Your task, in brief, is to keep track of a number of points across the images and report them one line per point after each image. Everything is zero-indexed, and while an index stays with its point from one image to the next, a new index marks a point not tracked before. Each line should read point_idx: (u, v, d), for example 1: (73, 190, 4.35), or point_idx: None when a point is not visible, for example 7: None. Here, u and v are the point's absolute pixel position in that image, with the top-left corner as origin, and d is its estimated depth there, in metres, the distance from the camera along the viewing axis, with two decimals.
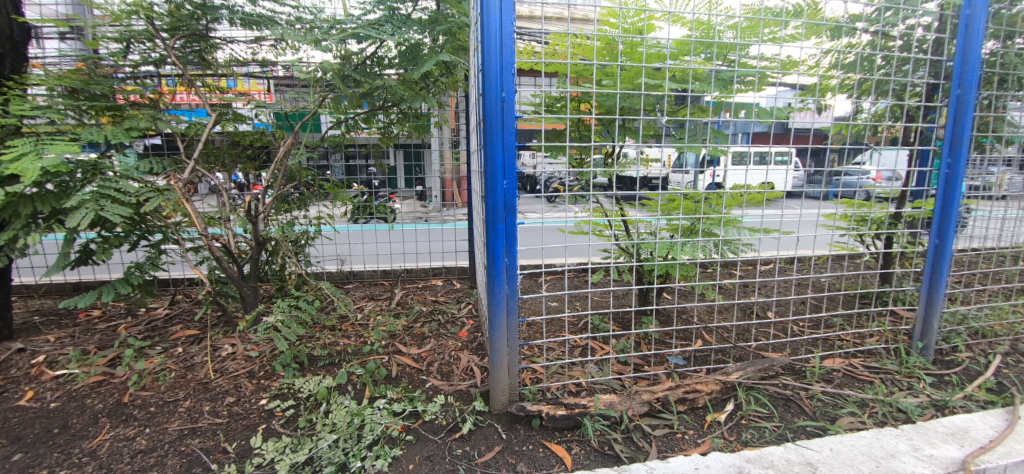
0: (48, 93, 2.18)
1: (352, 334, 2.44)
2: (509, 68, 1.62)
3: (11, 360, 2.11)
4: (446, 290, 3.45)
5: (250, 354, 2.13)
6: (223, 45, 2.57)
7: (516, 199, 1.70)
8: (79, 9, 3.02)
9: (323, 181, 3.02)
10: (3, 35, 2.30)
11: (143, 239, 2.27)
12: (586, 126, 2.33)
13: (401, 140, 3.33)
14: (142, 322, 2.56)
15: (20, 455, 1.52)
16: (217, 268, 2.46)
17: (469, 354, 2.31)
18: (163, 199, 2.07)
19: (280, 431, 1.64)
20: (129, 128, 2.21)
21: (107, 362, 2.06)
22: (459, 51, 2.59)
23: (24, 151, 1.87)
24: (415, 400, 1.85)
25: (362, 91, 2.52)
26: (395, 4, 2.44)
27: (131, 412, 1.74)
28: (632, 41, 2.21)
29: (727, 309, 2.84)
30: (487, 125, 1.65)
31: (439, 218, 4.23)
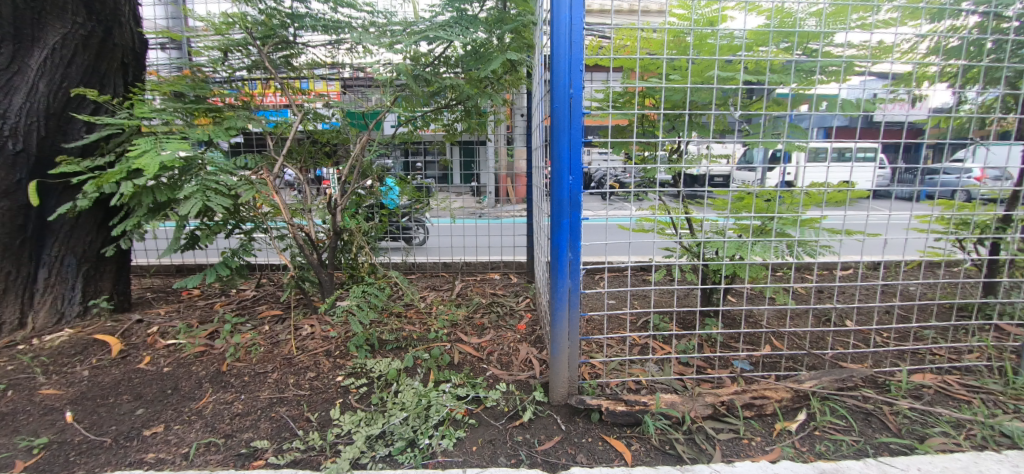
0: (162, 97, 2.47)
1: (416, 321, 2.57)
2: (577, 65, 1.64)
3: (132, 329, 2.43)
4: (503, 284, 3.52)
5: (327, 335, 2.30)
6: (305, 49, 2.78)
7: (581, 195, 1.72)
8: (180, 21, 3.40)
9: (390, 176, 3.18)
10: (129, 49, 2.60)
11: (237, 227, 2.52)
12: (651, 122, 2.29)
13: (463, 137, 3.43)
14: (234, 301, 2.84)
15: (142, 410, 1.76)
16: (298, 255, 2.68)
17: (528, 347, 2.36)
18: (256, 192, 2.28)
19: (355, 406, 1.78)
20: (227, 128, 2.47)
21: (207, 335, 2.32)
22: (523, 49, 2.63)
23: (146, 148, 2.11)
24: (477, 387, 1.93)
25: (430, 91, 2.63)
26: (463, 5, 2.52)
27: (228, 380, 1.95)
28: (701, 34, 2.13)
29: (800, 315, 2.69)
30: (554, 122, 1.68)
31: (494, 213, 4.31)
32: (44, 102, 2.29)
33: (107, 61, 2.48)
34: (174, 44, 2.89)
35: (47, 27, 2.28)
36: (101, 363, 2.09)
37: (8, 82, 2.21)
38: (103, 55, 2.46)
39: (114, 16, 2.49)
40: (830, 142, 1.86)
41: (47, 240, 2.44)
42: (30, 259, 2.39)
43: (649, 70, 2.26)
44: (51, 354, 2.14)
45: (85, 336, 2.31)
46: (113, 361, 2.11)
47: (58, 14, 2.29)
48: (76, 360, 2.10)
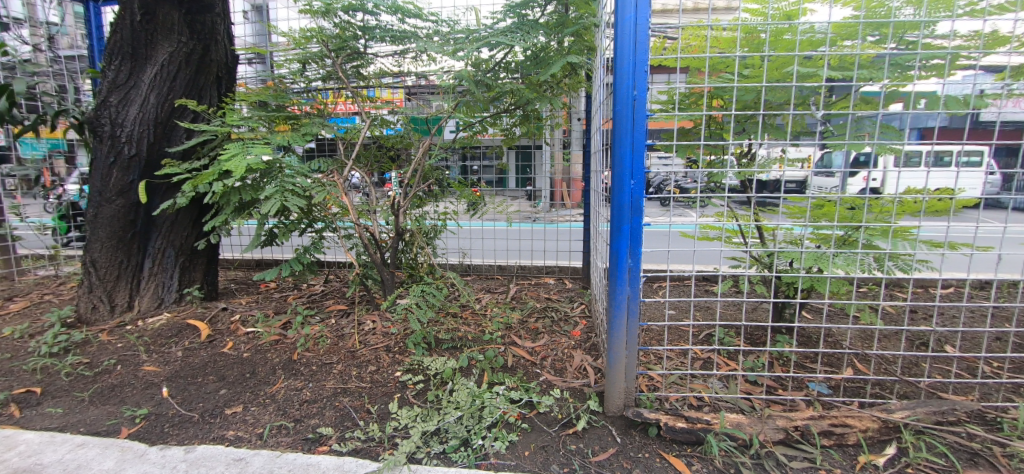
0: (249, 106, 2.70)
1: (472, 322, 2.61)
2: (642, 66, 1.59)
3: (218, 316, 2.67)
4: (558, 289, 3.49)
5: (388, 331, 2.40)
6: (374, 59, 2.93)
7: (643, 200, 1.66)
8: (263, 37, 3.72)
9: (450, 179, 3.25)
10: (224, 64, 2.86)
11: (310, 226, 2.69)
12: (720, 124, 2.17)
13: (521, 141, 3.45)
14: (305, 295, 3.04)
15: (225, 391, 1.92)
16: (363, 254, 2.81)
17: (582, 354, 2.31)
18: (327, 193, 2.43)
19: (412, 402, 1.83)
20: (304, 134, 2.66)
21: (281, 325, 2.50)
22: (584, 52, 2.60)
23: (234, 151, 2.31)
24: (530, 391, 1.91)
25: (490, 95, 2.68)
26: (524, 11, 2.54)
27: (298, 368, 2.09)
28: (777, 29, 1.99)
29: (889, 337, 2.42)
30: (615, 125, 1.64)
31: (548, 218, 4.28)
32: (153, 112, 2.58)
33: (205, 74, 2.74)
34: (260, 58, 3.16)
35: (157, 45, 2.57)
36: (192, 345, 2.32)
37: (128, 96, 2.55)
38: (202, 69, 2.72)
39: (212, 34, 2.74)
40: (928, 144, 1.66)
41: (152, 233, 2.75)
42: (139, 250, 2.71)
43: (718, 70, 2.14)
44: (152, 335, 2.41)
45: (180, 321, 2.57)
46: (201, 344, 2.33)
47: (166, 34, 2.57)
48: (172, 342, 2.34)
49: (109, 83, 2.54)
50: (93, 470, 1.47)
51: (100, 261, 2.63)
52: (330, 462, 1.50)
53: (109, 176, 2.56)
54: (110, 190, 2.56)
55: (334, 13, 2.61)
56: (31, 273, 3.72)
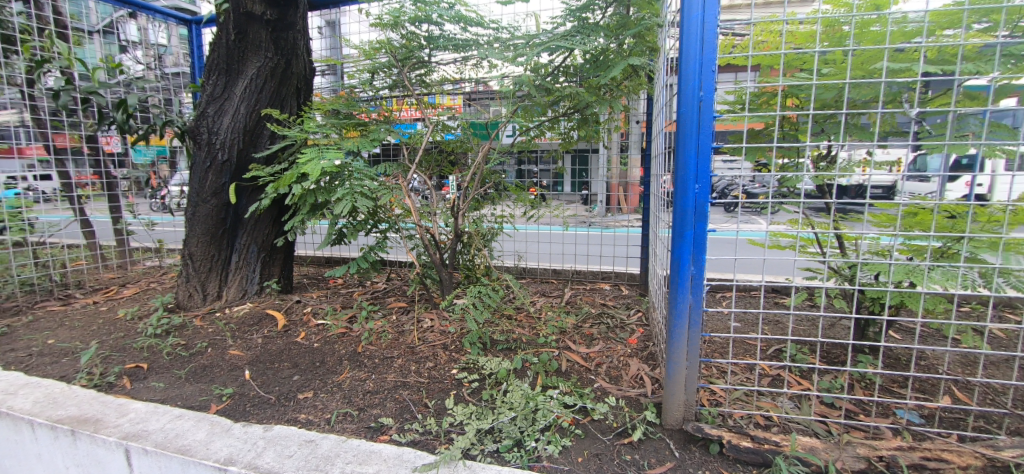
0: (324, 114, 2.90)
1: (526, 325, 2.63)
2: (709, 66, 1.52)
3: (292, 308, 2.88)
4: (614, 295, 3.42)
5: (445, 330, 2.47)
6: (437, 67, 3.04)
7: (709, 205, 1.59)
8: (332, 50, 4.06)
9: (507, 183, 3.28)
10: (303, 76, 3.10)
11: (375, 227, 2.83)
12: (795, 124, 2.04)
13: (579, 145, 3.42)
14: (369, 291, 3.21)
15: (298, 377, 2.07)
16: (423, 254, 2.91)
17: (639, 363, 2.25)
18: (392, 195, 2.57)
19: (467, 399, 1.87)
20: (372, 139, 2.81)
21: (348, 319, 2.66)
22: (645, 53, 2.55)
23: (310, 155, 2.49)
24: (584, 397, 1.89)
25: (549, 100, 2.68)
26: (585, 14, 2.53)
27: (362, 360, 2.20)
28: (863, 20, 1.83)
29: (997, 365, 2.13)
30: (680, 127, 1.58)
31: (603, 223, 4.21)
32: (243, 121, 2.84)
33: (286, 86, 2.99)
34: (333, 70, 3.39)
35: (247, 60, 2.82)
36: (270, 333, 2.52)
37: (222, 107, 2.82)
38: (284, 82, 2.96)
39: (293, 49, 2.98)
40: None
41: (239, 230, 3.02)
42: (228, 245, 3.00)
43: (794, 66, 2.00)
44: (237, 322, 2.65)
45: (260, 311, 2.81)
46: (278, 333, 2.53)
47: (255, 50, 2.81)
48: (253, 329, 2.56)
49: (206, 96, 2.83)
50: (187, 440, 1.51)
51: (196, 254, 2.93)
52: (391, 450, 1.49)
53: (204, 178, 2.84)
54: (205, 191, 2.85)
55: (402, 25, 2.74)
56: (140, 263, 4.22)
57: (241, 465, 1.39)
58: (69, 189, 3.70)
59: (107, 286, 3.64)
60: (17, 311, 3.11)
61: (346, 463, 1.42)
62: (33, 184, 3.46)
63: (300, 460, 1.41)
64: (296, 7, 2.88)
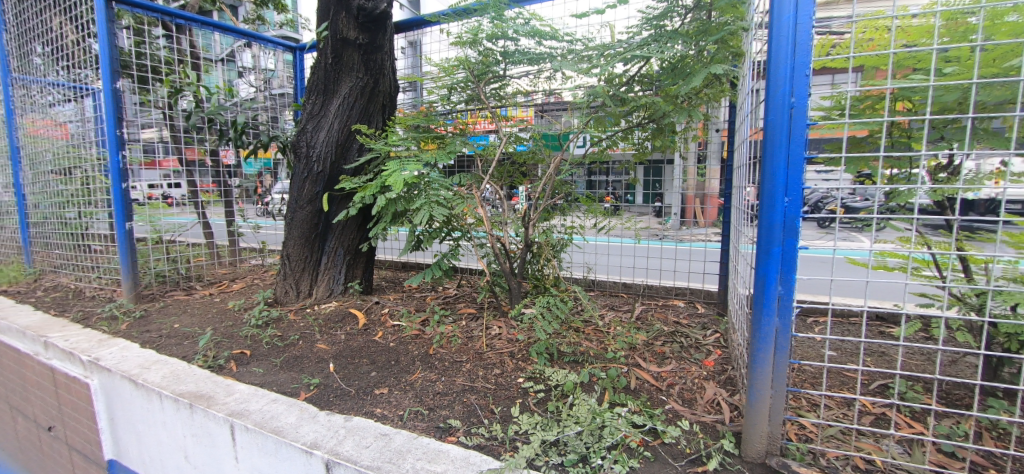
0: (405, 129, 3.10)
1: (594, 338, 2.58)
2: (803, 69, 1.41)
3: (372, 308, 3.08)
4: (689, 313, 3.25)
5: (512, 338, 2.50)
6: (512, 81, 3.12)
7: (800, 220, 1.46)
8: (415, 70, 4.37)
9: (578, 194, 3.26)
10: (388, 93, 3.33)
11: (448, 235, 2.92)
12: (905, 130, 1.83)
13: (654, 156, 3.31)
14: (441, 296, 3.35)
15: (375, 373, 2.20)
16: (493, 263, 2.97)
17: (715, 387, 2.12)
18: (465, 205, 2.66)
19: (533, 409, 1.87)
20: (449, 151, 2.94)
21: (421, 321, 2.79)
22: (730, 59, 2.42)
23: (393, 167, 2.66)
24: (655, 418, 1.81)
25: (623, 110, 2.63)
26: (663, 21, 2.47)
27: (434, 362, 2.30)
28: (995, 11, 1.59)
29: None
30: (768, 136, 1.48)
31: (677, 237, 4.03)
32: (336, 136, 3.11)
33: (373, 104, 3.23)
34: (414, 87, 3.65)
35: (341, 81, 3.09)
36: (351, 331, 2.71)
37: (319, 124, 3.11)
38: (371, 100, 3.21)
39: (381, 69, 3.22)
40: None
41: (329, 234, 3.30)
42: (319, 247, 3.28)
43: (905, 66, 1.79)
44: (324, 319, 2.88)
45: (344, 309, 3.03)
46: (359, 331, 2.71)
47: (348, 71, 3.08)
48: (338, 326, 2.77)
49: (307, 114, 3.14)
50: (280, 422, 1.66)
51: (292, 255, 3.24)
52: (458, 452, 1.51)
53: (302, 188, 3.14)
54: (302, 198, 3.15)
55: (480, 42, 2.82)
56: (247, 262, 4.76)
57: (324, 450, 1.48)
58: (193, 195, 4.38)
59: (221, 281, 4.15)
60: (152, 298, 3.64)
61: (416, 460, 1.45)
62: (165, 190, 4.05)
63: (375, 451, 1.48)
64: (385, 31, 3.12)
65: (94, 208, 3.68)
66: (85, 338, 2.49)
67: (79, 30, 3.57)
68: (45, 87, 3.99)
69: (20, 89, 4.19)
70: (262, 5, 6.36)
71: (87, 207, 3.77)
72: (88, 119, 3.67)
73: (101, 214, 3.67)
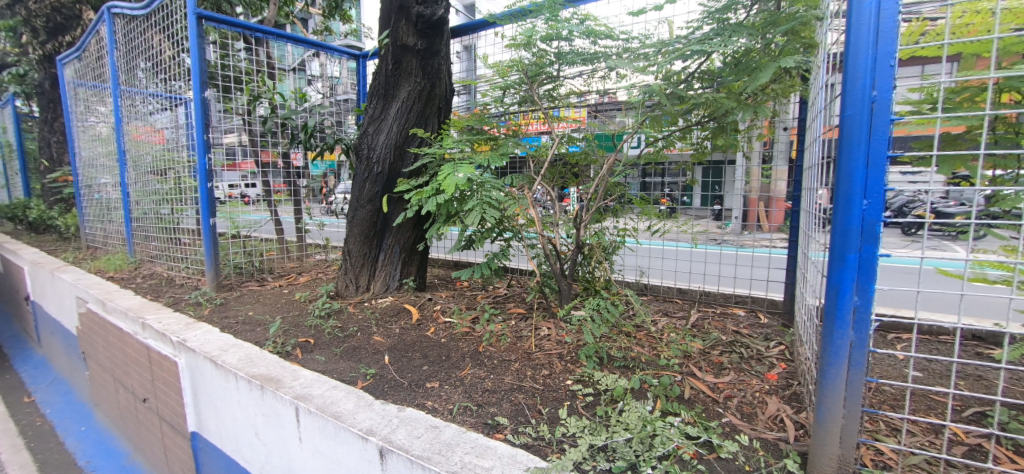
0: (460, 131, 3.17)
1: (646, 344, 2.51)
2: (887, 60, 1.29)
3: (425, 304, 3.18)
4: (750, 322, 3.07)
5: (561, 340, 2.48)
6: (566, 81, 3.11)
7: (881, 224, 1.34)
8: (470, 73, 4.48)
9: (631, 195, 3.18)
10: (444, 97, 3.43)
11: (500, 235, 2.95)
12: (1012, 125, 1.64)
13: (713, 157, 3.17)
14: (491, 295, 3.39)
15: (427, 367, 2.27)
16: (543, 264, 2.97)
17: (778, 402, 1.99)
18: (517, 206, 2.66)
19: (581, 412, 1.85)
20: (502, 153, 2.97)
21: (471, 319, 2.84)
22: (801, 51, 2.26)
23: (448, 168, 2.72)
24: (710, 431, 1.72)
25: (682, 108, 2.53)
26: (726, 14, 2.36)
27: (483, 359, 2.33)
28: None
29: None
30: (844, 132, 1.37)
31: (738, 242, 3.83)
32: (394, 138, 3.24)
33: (430, 107, 3.34)
34: (469, 90, 3.74)
35: (401, 85, 3.22)
36: (405, 325, 2.81)
37: (379, 126, 3.25)
38: (428, 103, 3.32)
39: (438, 74, 3.31)
40: None
41: (387, 232, 3.44)
42: (377, 245, 3.43)
43: (1014, 53, 1.60)
44: (380, 313, 3.02)
45: (399, 305, 3.16)
46: (413, 326, 2.81)
47: (407, 76, 3.20)
48: (393, 320, 2.89)
49: (369, 118, 3.30)
50: (339, 408, 1.75)
51: (352, 251, 3.41)
52: (505, 449, 1.52)
53: (363, 188, 3.31)
54: (363, 198, 3.32)
55: (534, 43, 2.83)
56: (312, 257, 5.08)
57: (379, 437, 1.55)
58: (267, 194, 4.57)
59: (289, 274, 4.46)
60: (231, 287, 3.99)
61: (465, 453, 1.47)
62: (243, 190, 4.32)
63: (426, 443, 1.52)
64: (442, 37, 3.20)
65: (184, 205, 4.08)
66: (176, 321, 2.77)
67: (175, 45, 3.98)
68: (146, 97, 4.48)
69: (127, 100, 4.73)
70: (331, 16, 6.76)
71: (177, 204, 4.19)
72: (181, 125, 4.08)
73: (190, 211, 4.06)
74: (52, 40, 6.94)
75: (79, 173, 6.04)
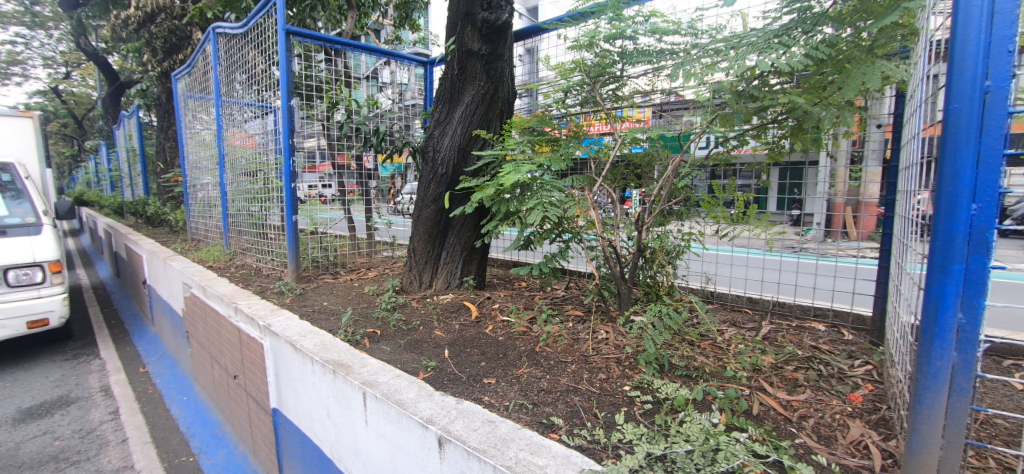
0: (521, 132, 3.20)
1: (711, 354, 2.39)
2: (1004, 44, 1.14)
3: (483, 302, 3.25)
4: (832, 338, 2.82)
5: (619, 345, 2.43)
6: (629, 81, 3.06)
7: (995, 232, 1.18)
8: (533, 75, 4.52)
9: (698, 197, 3.03)
10: (507, 100, 3.48)
11: (559, 236, 2.93)
12: None
13: (791, 157, 2.95)
14: (549, 296, 3.39)
15: (485, 364, 2.32)
16: (603, 266, 2.93)
17: (863, 426, 1.81)
18: (578, 207, 2.63)
19: (639, 419, 1.80)
20: (563, 154, 2.96)
21: (529, 319, 2.87)
22: (897, 39, 2.04)
23: (509, 168, 2.72)
24: (782, 450, 1.60)
25: (756, 106, 2.37)
26: (808, 3, 2.19)
27: (540, 359, 2.35)
28: None
29: None
30: (948, 128, 1.23)
31: (819, 250, 3.53)
32: (458, 141, 3.35)
33: (493, 110, 3.40)
34: (530, 92, 3.74)
35: (465, 89, 3.33)
36: (465, 322, 2.89)
37: (444, 129, 3.38)
38: (491, 106, 3.39)
39: (501, 77, 3.36)
40: None
41: (449, 231, 3.56)
42: (440, 243, 3.55)
43: None
44: (441, 309, 3.13)
45: (459, 302, 3.25)
46: (472, 322, 2.89)
47: (472, 80, 3.30)
48: (453, 316, 2.98)
49: (435, 121, 3.44)
50: (402, 396, 1.84)
51: (416, 248, 3.56)
52: (560, 449, 1.51)
53: (428, 188, 3.45)
54: (428, 198, 3.46)
55: (597, 43, 2.80)
56: (380, 253, 5.36)
57: (438, 427, 1.61)
58: (342, 194, 4.84)
59: (360, 269, 4.76)
60: (309, 279, 4.33)
61: (519, 450, 1.48)
62: (320, 190, 4.62)
63: (482, 436, 1.56)
64: (506, 41, 3.26)
65: (271, 204, 4.50)
66: (262, 307, 3.06)
67: (266, 59, 4.40)
68: (242, 106, 4.98)
69: (225, 109, 5.30)
70: (401, 25, 7.11)
71: (265, 202, 4.61)
72: (270, 131, 4.50)
73: (276, 209, 4.46)
74: (168, 58, 7.92)
75: (186, 173, 6.84)
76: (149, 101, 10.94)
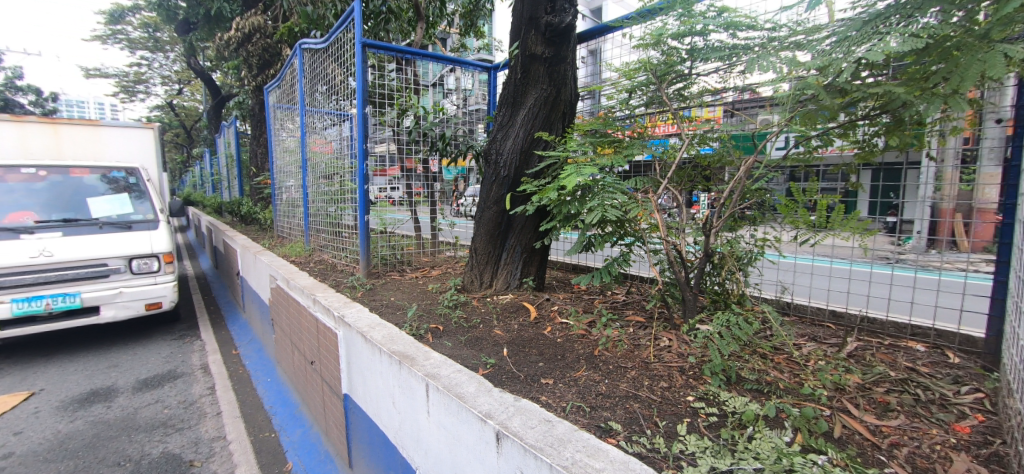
0: (583, 134, 3.18)
1: (786, 368, 2.23)
2: None
3: (543, 304, 3.27)
4: (932, 359, 2.51)
5: (683, 353, 2.34)
6: (698, 79, 2.96)
7: None
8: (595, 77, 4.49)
9: (774, 201, 2.85)
10: (569, 101, 3.48)
11: (620, 240, 2.88)
12: None
13: (883, 156, 2.68)
14: (609, 300, 3.33)
15: (542, 364, 2.33)
16: (667, 271, 2.83)
17: (970, 461, 1.60)
18: (641, 210, 2.56)
19: (703, 431, 1.71)
20: (626, 155, 2.89)
21: (588, 323, 2.84)
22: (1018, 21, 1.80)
23: (570, 170, 2.70)
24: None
25: (843, 101, 2.19)
26: None
27: (598, 363, 2.32)
28: None
29: None
30: None
31: (918, 261, 3.16)
32: (521, 143, 3.39)
33: (555, 112, 3.41)
34: (593, 93, 3.71)
35: (529, 92, 3.37)
36: (524, 322, 2.93)
37: (507, 133, 3.44)
38: (553, 108, 3.40)
39: (564, 79, 3.36)
40: None
41: (510, 233, 3.61)
42: (501, 244, 3.62)
43: None
44: (501, 309, 3.18)
45: (518, 303, 3.29)
46: (530, 323, 2.91)
47: (534, 84, 3.33)
48: (513, 316, 3.03)
49: (498, 124, 3.51)
50: (462, 389, 1.90)
51: (478, 248, 3.65)
52: (617, 454, 1.48)
53: (490, 190, 3.53)
54: (490, 199, 3.54)
55: (665, 41, 2.72)
56: (443, 253, 5.55)
57: (496, 421, 1.64)
58: (409, 196, 5.06)
59: (424, 267, 4.97)
60: (379, 275, 4.60)
61: (575, 451, 1.47)
62: (390, 192, 4.89)
63: (539, 434, 1.57)
64: (570, 43, 3.26)
65: (346, 205, 4.82)
66: (337, 299, 3.29)
67: (345, 70, 4.74)
68: (322, 115, 5.40)
69: (309, 117, 5.77)
70: (466, 33, 7.34)
71: (340, 203, 4.96)
72: (346, 137, 4.83)
73: (350, 209, 4.78)
74: (261, 73, 8.79)
75: (274, 177, 7.53)
76: (244, 112, 12.20)
